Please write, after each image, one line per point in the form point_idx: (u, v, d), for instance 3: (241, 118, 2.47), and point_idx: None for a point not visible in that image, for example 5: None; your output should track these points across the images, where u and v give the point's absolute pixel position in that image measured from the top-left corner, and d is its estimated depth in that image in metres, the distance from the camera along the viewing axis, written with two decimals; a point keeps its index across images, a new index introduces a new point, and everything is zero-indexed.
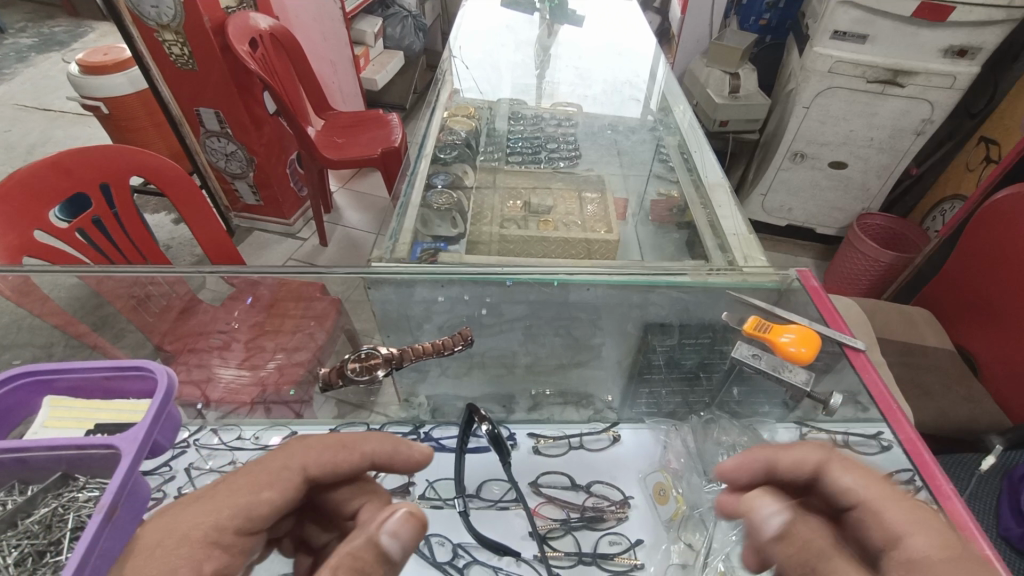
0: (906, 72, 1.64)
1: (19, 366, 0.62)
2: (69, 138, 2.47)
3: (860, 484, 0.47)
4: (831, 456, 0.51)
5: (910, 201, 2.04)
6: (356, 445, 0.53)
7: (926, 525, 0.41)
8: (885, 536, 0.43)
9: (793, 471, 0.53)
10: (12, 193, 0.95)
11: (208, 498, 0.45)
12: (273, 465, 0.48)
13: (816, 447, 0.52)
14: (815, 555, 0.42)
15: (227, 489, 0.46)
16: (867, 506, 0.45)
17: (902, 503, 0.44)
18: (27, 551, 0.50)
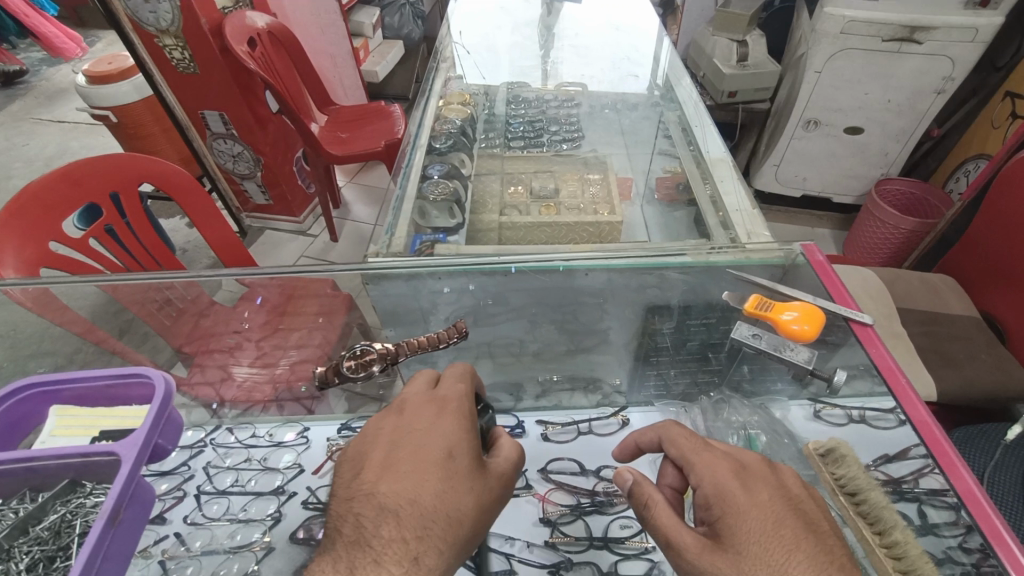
0: (923, 29, 1.57)
1: (28, 377, 0.64)
2: (83, 149, 2.52)
3: (680, 450, 0.57)
4: (664, 428, 0.61)
5: (932, 164, 1.95)
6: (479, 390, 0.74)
7: (716, 471, 0.53)
8: (693, 477, 0.54)
9: (647, 445, 0.64)
10: (25, 206, 0.97)
11: (415, 414, 0.57)
12: (448, 385, 0.62)
13: (656, 424, 0.63)
14: (729, 512, 0.49)
15: (423, 405, 0.58)
16: (685, 465, 0.56)
17: (705, 458, 0.55)
18: (38, 557, 0.54)
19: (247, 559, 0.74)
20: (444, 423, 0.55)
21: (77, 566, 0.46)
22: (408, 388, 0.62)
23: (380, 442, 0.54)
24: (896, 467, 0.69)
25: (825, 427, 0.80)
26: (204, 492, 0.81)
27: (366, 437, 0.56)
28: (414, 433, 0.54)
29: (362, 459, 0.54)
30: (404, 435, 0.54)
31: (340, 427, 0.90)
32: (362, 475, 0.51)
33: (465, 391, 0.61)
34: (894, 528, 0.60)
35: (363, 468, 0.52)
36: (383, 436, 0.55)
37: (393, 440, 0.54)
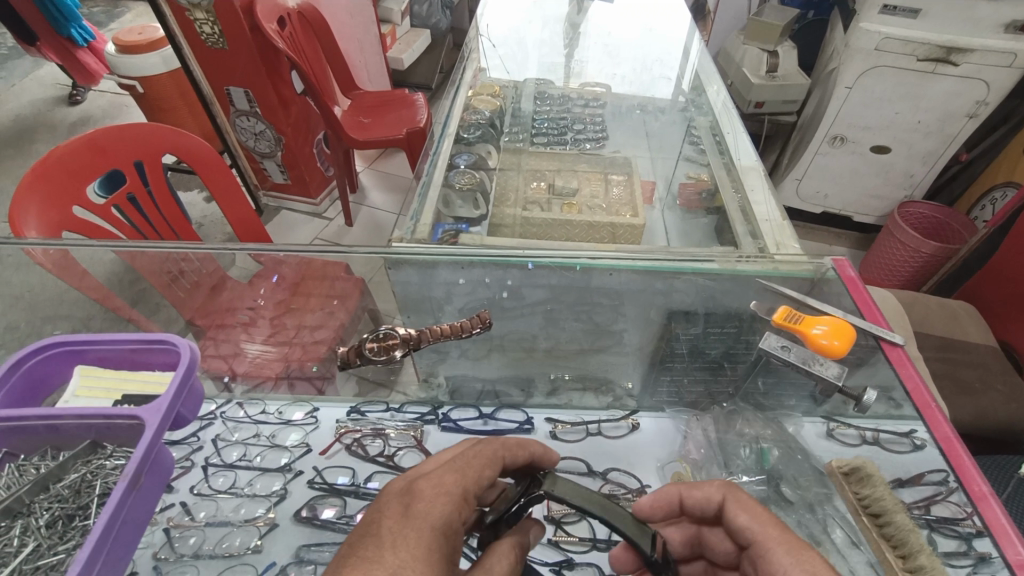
0: (961, 50, 1.53)
1: (53, 336, 0.65)
2: (107, 117, 2.54)
3: (753, 525, 0.52)
4: (731, 494, 0.56)
5: (957, 189, 1.92)
6: (529, 445, 0.59)
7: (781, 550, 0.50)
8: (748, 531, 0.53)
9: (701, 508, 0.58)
10: (51, 169, 0.97)
11: (394, 503, 0.45)
12: (450, 470, 0.49)
13: (721, 482, 0.58)
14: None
15: (403, 498, 0.46)
16: (755, 547, 0.51)
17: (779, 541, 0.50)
18: (57, 514, 0.54)
19: (250, 533, 0.75)
20: (411, 530, 0.43)
21: (97, 529, 0.47)
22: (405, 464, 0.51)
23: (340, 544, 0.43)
24: (907, 492, 0.69)
25: (837, 446, 0.80)
26: (212, 464, 0.82)
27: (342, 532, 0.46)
28: (374, 537, 0.43)
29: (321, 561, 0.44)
30: (371, 536, 0.43)
31: (350, 411, 0.90)
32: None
33: (461, 475, 0.49)
34: (919, 553, 0.60)
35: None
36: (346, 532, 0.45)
37: (354, 540, 0.42)
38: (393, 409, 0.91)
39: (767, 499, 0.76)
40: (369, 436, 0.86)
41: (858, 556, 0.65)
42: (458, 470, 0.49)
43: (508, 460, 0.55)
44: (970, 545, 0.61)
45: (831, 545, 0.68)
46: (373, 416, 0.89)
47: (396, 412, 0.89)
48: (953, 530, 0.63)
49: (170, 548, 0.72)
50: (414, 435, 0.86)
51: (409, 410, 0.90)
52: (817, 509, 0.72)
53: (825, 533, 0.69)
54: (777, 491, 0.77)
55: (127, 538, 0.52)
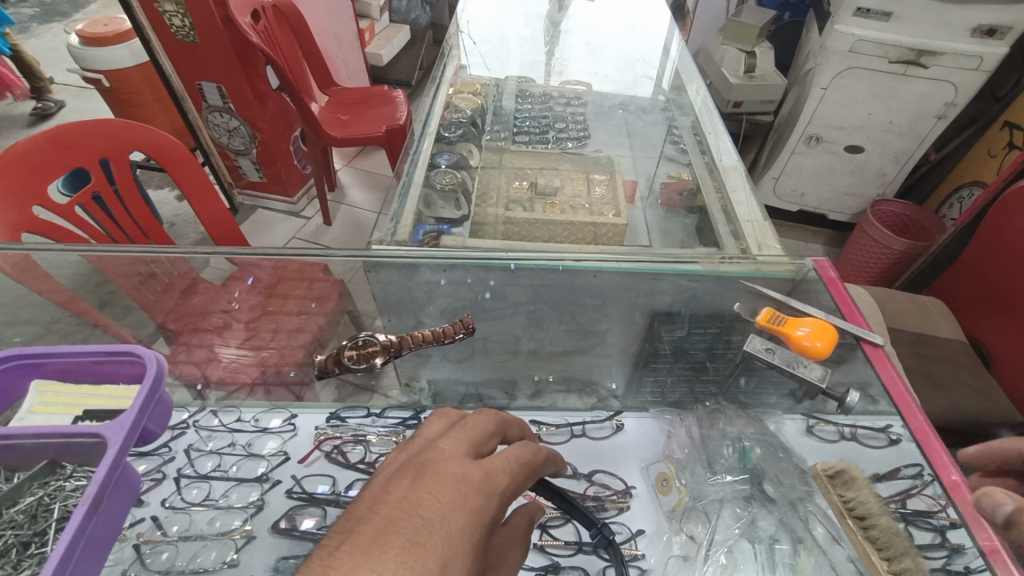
0: (931, 53, 1.58)
1: (7, 349, 0.61)
2: (70, 112, 2.44)
3: None
4: None
5: (927, 188, 1.98)
6: (552, 458, 0.56)
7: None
8: None
9: None
10: (9, 167, 0.92)
11: (445, 485, 0.40)
12: (503, 465, 0.45)
13: None
14: None
15: (459, 482, 0.41)
16: None
17: None
18: (11, 542, 0.51)
19: (226, 546, 0.72)
20: (463, 521, 0.38)
21: (55, 554, 0.44)
22: (445, 435, 0.45)
23: (374, 514, 0.37)
24: (885, 486, 0.72)
25: (817, 443, 0.80)
26: (185, 476, 0.79)
27: (360, 496, 0.39)
28: (422, 519, 0.37)
29: (337, 523, 0.37)
30: (417, 516, 0.37)
31: (330, 417, 0.88)
32: (338, 557, 0.33)
33: (510, 469, 0.45)
34: (903, 555, 0.64)
35: (328, 540, 0.35)
36: (375, 499, 0.38)
37: (398, 517, 0.37)
38: (374, 414, 0.89)
39: (750, 498, 0.75)
40: (350, 443, 0.84)
41: (838, 552, 0.68)
42: (506, 467, 0.45)
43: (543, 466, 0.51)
44: (944, 537, 0.63)
45: (813, 542, 0.70)
46: (354, 422, 0.87)
47: (377, 417, 0.88)
48: (928, 523, 0.65)
49: (140, 565, 0.70)
50: (395, 441, 0.85)
51: (391, 415, 0.88)
52: (798, 507, 0.73)
53: (806, 530, 0.71)
54: (759, 489, 0.76)
55: (91, 560, 0.49)
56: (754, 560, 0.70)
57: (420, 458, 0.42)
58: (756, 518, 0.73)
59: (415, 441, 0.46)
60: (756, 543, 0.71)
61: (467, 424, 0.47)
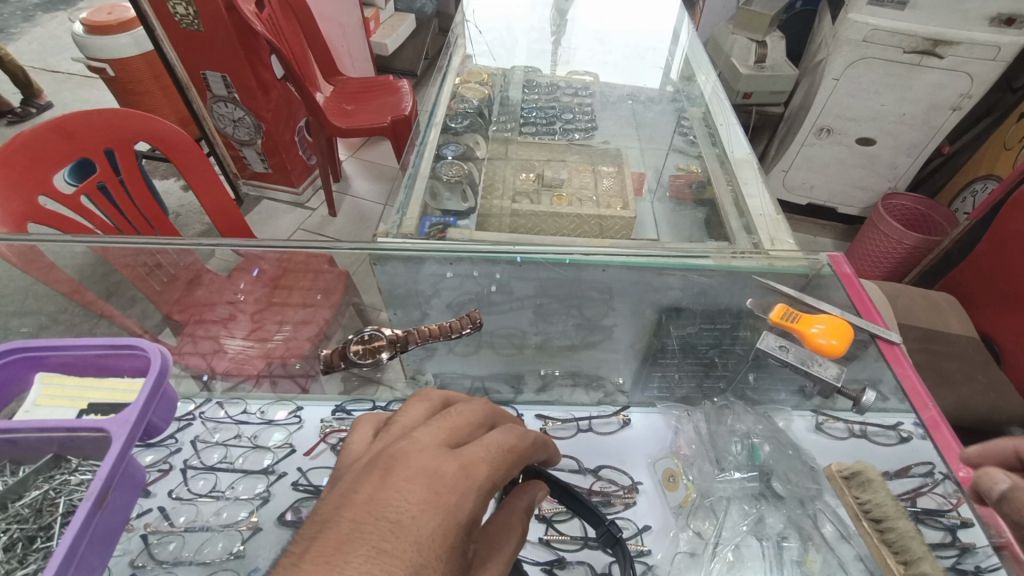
0: (947, 43, 1.54)
1: (12, 342, 0.61)
2: (76, 102, 2.44)
3: None
4: None
5: (939, 181, 1.95)
6: (541, 443, 0.55)
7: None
8: None
9: None
10: (14, 156, 0.92)
11: (415, 481, 0.39)
12: (482, 456, 0.44)
13: None
14: None
15: (430, 478, 0.40)
16: None
17: None
18: (16, 536, 0.51)
19: (232, 537, 0.72)
20: (434, 521, 0.38)
21: (60, 548, 0.44)
22: (423, 425, 0.45)
23: (340, 516, 0.37)
24: (894, 484, 0.70)
25: (826, 440, 0.80)
26: (191, 467, 0.79)
27: (330, 497, 0.39)
28: (389, 521, 0.37)
29: (306, 528, 0.37)
30: (384, 517, 0.37)
31: (335, 409, 0.87)
32: (300, 564, 0.33)
33: (490, 462, 0.44)
34: (920, 560, 0.60)
35: (295, 547, 0.35)
36: (343, 500, 0.38)
37: (364, 519, 0.36)
38: (380, 406, 0.88)
39: (759, 495, 0.74)
40: None
41: (847, 550, 0.67)
42: (484, 458, 0.44)
43: (530, 452, 0.50)
44: (954, 536, 0.64)
45: (821, 539, 0.68)
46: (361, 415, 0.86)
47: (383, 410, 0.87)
48: (939, 522, 0.66)
49: (148, 555, 0.70)
50: None
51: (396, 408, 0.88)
52: (807, 504, 0.72)
53: (815, 528, 0.69)
54: (768, 487, 0.74)
55: (94, 556, 0.49)
56: (761, 557, 0.69)
57: (391, 452, 0.42)
58: (764, 515, 0.72)
59: (394, 432, 0.46)
60: (764, 541, 0.70)
61: (450, 412, 0.47)
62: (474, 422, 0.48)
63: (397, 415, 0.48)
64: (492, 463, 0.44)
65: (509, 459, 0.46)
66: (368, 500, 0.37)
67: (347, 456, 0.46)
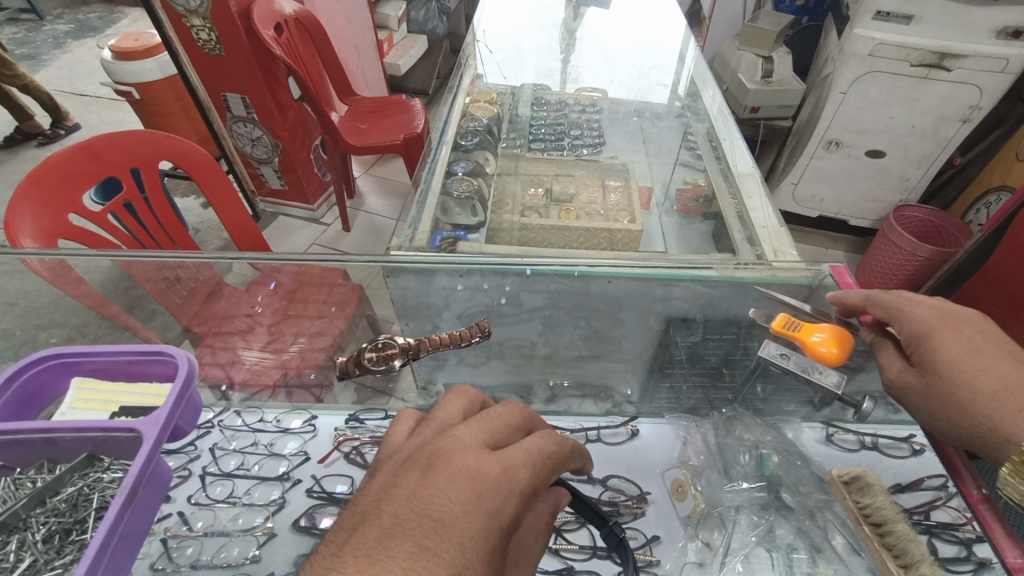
0: (954, 55, 1.55)
1: (48, 349, 0.65)
2: (102, 123, 2.54)
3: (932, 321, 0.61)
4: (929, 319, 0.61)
5: (952, 192, 1.94)
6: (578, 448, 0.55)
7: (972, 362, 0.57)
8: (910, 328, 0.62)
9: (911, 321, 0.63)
10: (48, 176, 0.97)
11: (458, 482, 0.41)
12: (522, 461, 0.45)
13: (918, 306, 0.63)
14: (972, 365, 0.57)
15: (472, 480, 0.41)
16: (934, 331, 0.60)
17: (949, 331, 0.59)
18: (54, 528, 0.53)
19: (248, 542, 0.74)
20: (475, 522, 0.39)
21: (95, 542, 0.47)
22: (464, 424, 0.46)
23: (383, 510, 0.39)
24: (907, 497, 0.71)
25: (837, 452, 0.79)
26: (210, 473, 0.82)
27: (371, 489, 0.41)
28: (431, 519, 0.38)
29: (348, 518, 0.39)
30: (425, 515, 0.38)
31: (348, 418, 0.89)
32: (344, 557, 0.35)
33: (530, 467, 0.45)
34: (920, 563, 0.61)
35: (338, 537, 0.37)
36: (385, 493, 0.40)
37: (405, 515, 0.38)
38: (392, 416, 0.90)
39: (767, 505, 0.74)
40: (368, 444, 0.85)
41: (859, 563, 0.67)
42: (525, 463, 0.45)
43: (567, 457, 0.51)
44: (969, 550, 0.66)
45: (833, 552, 0.68)
46: (374, 424, 0.88)
47: None
48: (953, 536, 0.67)
49: (167, 558, 0.72)
50: None
51: None
52: (816, 516, 0.72)
53: (826, 540, 0.69)
54: (777, 498, 0.74)
55: (125, 551, 0.51)
56: (772, 568, 0.69)
57: (433, 450, 0.43)
58: (774, 526, 0.72)
59: (434, 429, 0.47)
60: (774, 552, 0.70)
61: (490, 413, 0.48)
62: (513, 424, 0.49)
63: (436, 411, 0.50)
64: (531, 468, 0.45)
65: (548, 463, 0.47)
66: (410, 499, 0.39)
67: (387, 449, 0.48)
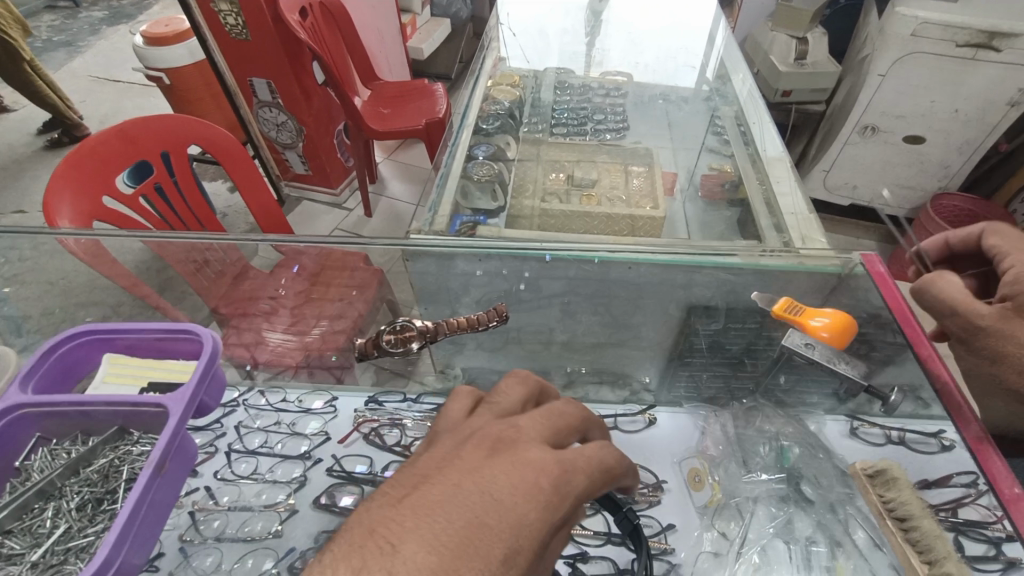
0: (1004, 35, 1.46)
1: (84, 324, 0.67)
2: (136, 109, 2.61)
3: None
4: None
5: (997, 181, 1.84)
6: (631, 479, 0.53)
7: None
8: None
9: None
10: (84, 159, 1.00)
11: (518, 467, 0.41)
12: (583, 464, 0.44)
13: None
14: None
15: (536, 471, 0.41)
16: None
17: None
18: (87, 497, 0.57)
19: (271, 518, 0.77)
20: (533, 510, 0.39)
21: (125, 509, 0.49)
22: (529, 415, 0.46)
23: (442, 478, 0.39)
24: (933, 493, 0.68)
25: (862, 446, 0.77)
26: (235, 450, 0.85)
27: (432, 459, 0.42)
28: (492, 499, 0.38)
29: (408, 478, 0.40)
30: (487, 494, 0.38)
31: (367, 400, 0.91)
32: (402, 518, 0.36)
33: (589, 471, 0.44)
34: (945, 560, 0.60)
35: (396, 496, 0.38)
36: (443, 464, 0.41)
37: (466, 488, 0.38)
38: (410, 399, 0.92)
39: (786, 498, 0.73)
40: (386, 426, 0.87)
41: (880, 559, 0.66)
42: (586, 470, 0.44)
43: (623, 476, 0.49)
44: (999, 550, 0.63)
45: (853, 546, 0.67)
46: (391, 406, 0.90)
47: (414, 402, 0.91)
48: (982, 535, 0.63)
49: (195, 530, 0.75)
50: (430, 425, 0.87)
51: (426, 400, 0.91)
52: (837, 509, 0.71)
53: (846, 534, 0.68)
54: (797, 490, 0.74)
55: (152, 521, 0.54)
56: (790, 559, 0.69)
57: (498, 438, 0.43)
58: (793, 519, 0.72)
59: (496, 413, 0.48)
60: (792, 544, 0.70)
61: (555, 409, 0.48)
62: (574, 430, 0.48)
63: (499, 394, 0.50)
64: (591, 475, 0.44)
65: (605, 475, 0.46)
66: (472, 476, 0.39)
67: (443, 425, 0.48)
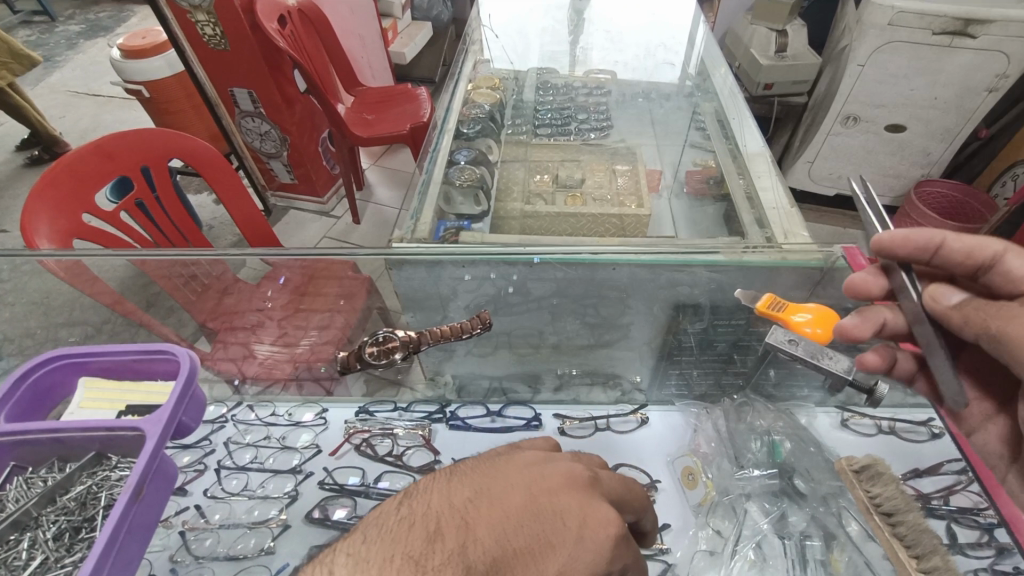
0: (979, 22, 1.48)
1: (56, 348, 0.66)
2: (116, 122, 2.57)
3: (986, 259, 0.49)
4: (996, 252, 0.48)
5: (978, 166, 1.86)
6: None
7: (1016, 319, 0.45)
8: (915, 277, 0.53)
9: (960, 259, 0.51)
10: (62, 177, 0.98)
11: (598, 507, 0.45)
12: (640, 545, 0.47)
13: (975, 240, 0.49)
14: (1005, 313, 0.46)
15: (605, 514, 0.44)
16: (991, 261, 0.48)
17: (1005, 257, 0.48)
18: (64, 526, 0.56)
19: (264, 535, 0.76)
20: (594, 549, 0.42)
21: (101, 539, 0.48)
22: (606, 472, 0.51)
23: (527, 487, 0.45)
24: (926, 482, 0.71)
25: (854, 437, 0.78)
26: (224, 467, 0.84)
27: (517, 472, 0.47)
28: (561, 523, 0.42)
29: (492, 484, 0.45)
30: (557, 517, 0.43)
31: (358, 412, 0.91)
32: (479, 522, 0.41)
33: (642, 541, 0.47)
34: (932, 554, 0.60)
35: (479, 499, 0.44)
36: (524, 480, 0.46)
37: (541, 507, 0.43)
38: (401, 408, 0.91)
39: (781, 493, 0.74)
40: (377, 436, 0.87)
41: (874, 549, 0.66)
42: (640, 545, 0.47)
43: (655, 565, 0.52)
44: (991, 535, 0.66)
45: (846, 538, 0.68)
46: (382, 416, 0.89)
47: (405, 411, 0.90)
48: (974, 521, 0.67)
49: (185, 550, 0.74)
50: (423, 433, 0.87)
51: (417, 409, 0.91)
52: (829, 501, 0.72)
53: (840, 527, 0.69)
54: (790, 484, 0.75)
55: (133, 547, 0.53)
56: (785, 555, 0.70)
57: (578, 480, 0.47)
58: (787, 513, 0.73)
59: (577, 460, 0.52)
60: (786, 539, 0.71)
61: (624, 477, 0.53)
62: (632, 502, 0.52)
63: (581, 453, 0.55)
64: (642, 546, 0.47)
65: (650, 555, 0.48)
66: (549, 500, 0.44)
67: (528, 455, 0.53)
